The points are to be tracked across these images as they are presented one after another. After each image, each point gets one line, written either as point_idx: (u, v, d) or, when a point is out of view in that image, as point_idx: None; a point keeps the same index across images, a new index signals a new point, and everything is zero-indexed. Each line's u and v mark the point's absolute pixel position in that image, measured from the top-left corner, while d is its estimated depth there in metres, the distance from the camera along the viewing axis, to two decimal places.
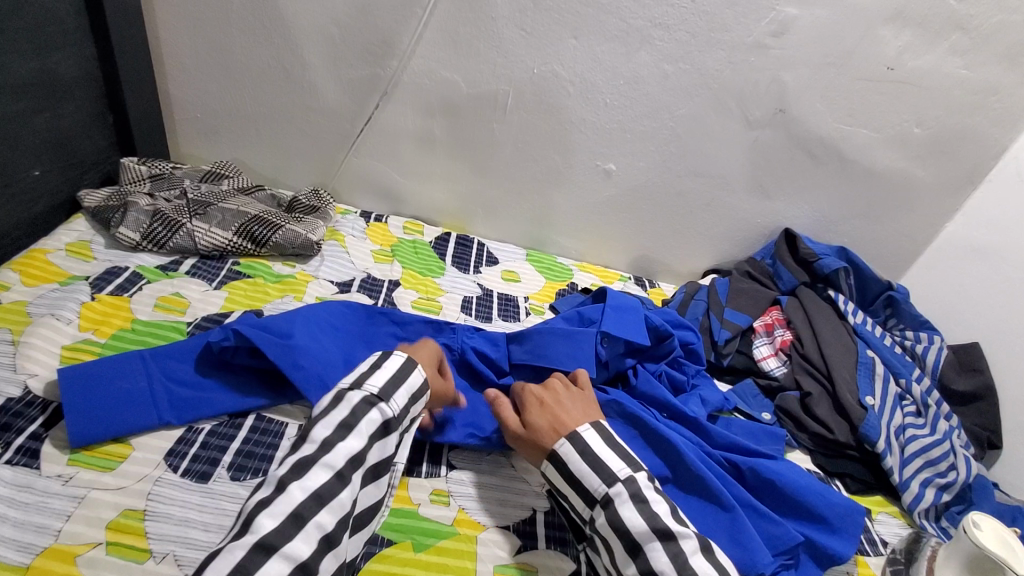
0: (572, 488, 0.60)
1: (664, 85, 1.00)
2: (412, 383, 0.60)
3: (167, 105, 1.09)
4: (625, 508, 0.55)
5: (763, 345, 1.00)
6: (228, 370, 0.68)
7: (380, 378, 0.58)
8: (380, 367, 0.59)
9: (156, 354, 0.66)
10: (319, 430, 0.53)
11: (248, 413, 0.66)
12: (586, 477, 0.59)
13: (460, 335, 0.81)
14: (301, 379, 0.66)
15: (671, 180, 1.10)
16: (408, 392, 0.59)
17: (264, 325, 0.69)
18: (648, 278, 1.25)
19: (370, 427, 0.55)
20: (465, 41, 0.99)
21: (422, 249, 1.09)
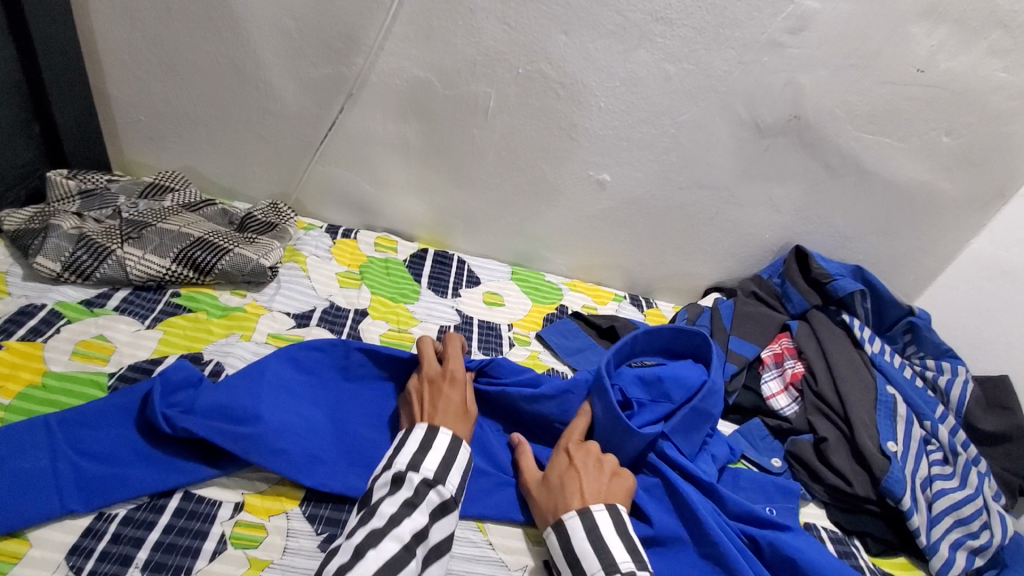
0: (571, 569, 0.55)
1: (665, 88, 0.88)
2: (463, 460, 0.60)
3: (106, 107, 0.97)
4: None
5: (772, 379, 0.90)
6: (153, 435, 0.58)
7: (434, 460, 0.58)
8: (430, 447, 0.59)
9: (64, 419, 0.57)
10: (387, 506, 0.54)
11: (173, 491, 0.56)
12: (586, 557, 0.55)
13: None
14: (286, 466, 0.58)
15: (671, 192, 1.00)
16: (459, 472, 0.59)
17: (217, 408, 0.60)
18: (644, 296, 1.15)
19: (431, 506, 0.55)
20: (441, 36, 0.87)
21: (394, 269, 0.98)
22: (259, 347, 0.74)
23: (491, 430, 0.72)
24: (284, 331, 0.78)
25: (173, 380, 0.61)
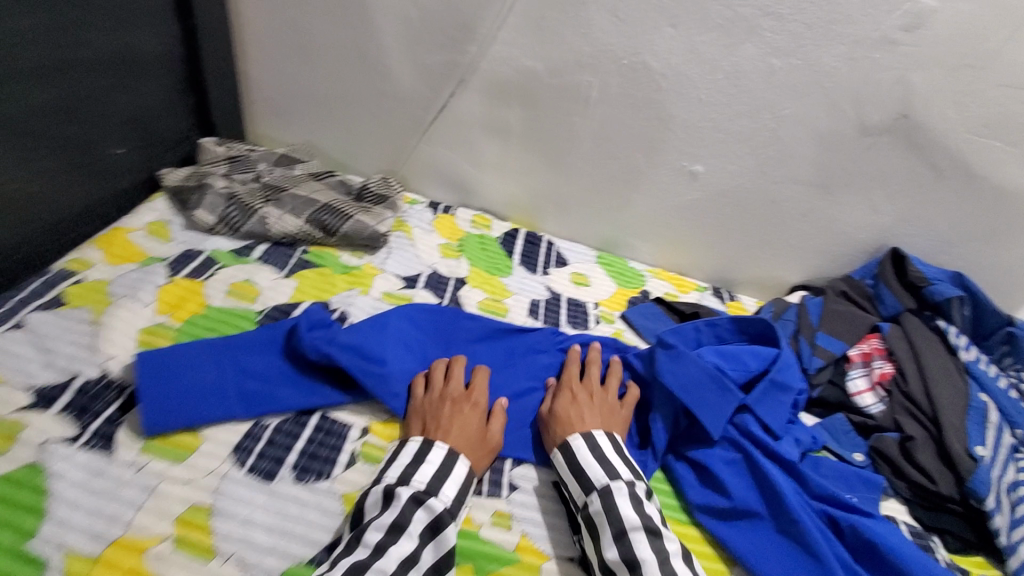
0: (574, 477, 0.61)
1: (768, 82, 0.90)
2: (462, 477, 0.59)
3: (246, 85, 1.09)
4: (621, 498, 0.57)
5: (858, 377, 0.90)
6: (297, 362, 0.67)
7: (426, 473, 0.57)
8: (422, 462, 0.58)
9: (228, 344, 0.66)
10: (372, 534, 0.51)
11: (313, 412, 0.64)
12: (589, 468, 0.61)
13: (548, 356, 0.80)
14: (400, 406, 0.66)
15: (764, 186, 1.01)
16: (455, 485, 0.58)
17: (357, 346, 0.68)
18: (726, 290, 1.16)
19: (420, 525, 0.53)
20: (552, 27, 0.92)
21: (489, 245, 1.04)
22: (376, 303, 0.83)
23: None
24: (395, 291, 0.86)
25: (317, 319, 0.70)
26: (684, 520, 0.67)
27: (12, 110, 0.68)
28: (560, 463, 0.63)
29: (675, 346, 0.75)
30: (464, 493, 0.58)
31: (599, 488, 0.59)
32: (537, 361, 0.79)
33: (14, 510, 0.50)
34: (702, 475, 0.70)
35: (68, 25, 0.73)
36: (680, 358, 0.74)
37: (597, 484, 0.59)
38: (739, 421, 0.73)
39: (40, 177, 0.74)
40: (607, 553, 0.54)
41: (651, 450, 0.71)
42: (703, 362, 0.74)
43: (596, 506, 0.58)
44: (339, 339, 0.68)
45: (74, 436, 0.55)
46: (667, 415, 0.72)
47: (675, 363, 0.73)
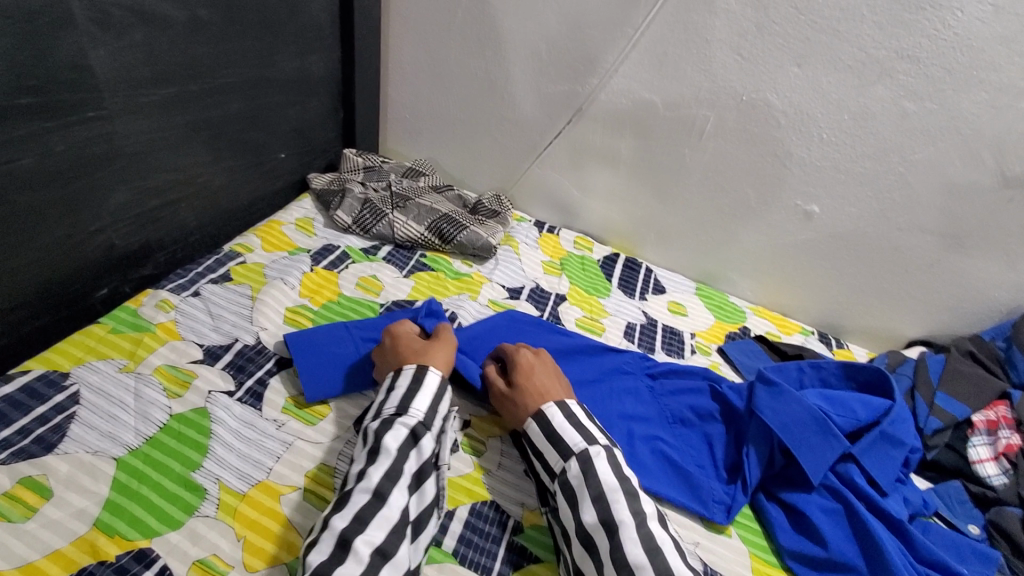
0: (549, 444, 0.59)
1: (899, 125, 0.87)
2: (436, 389, 0.59)
3: (385, 105, 1.22)
4: (599, 462, 0.56)
5: (981, 445, 0.82)
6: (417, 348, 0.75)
7: (393, 399, 0.57)
8: (395, 387, 0.59)
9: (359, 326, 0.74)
10: (354, 466, 0.53)
11: None
12: (564, 432, 0.59)
13: (637, 377, 0.81)
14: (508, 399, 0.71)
15: (885, 232, 0.96)
16: (427, 396, 0.58)
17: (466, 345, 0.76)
18: (834, 337, 1.11)
19: (397, 442, 0.54)
20: (673, 62, 0.96)
21: (590, 266, 1.08)
22: (482, 308, 0.89)
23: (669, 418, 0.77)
24: (501, 300, 0.92)
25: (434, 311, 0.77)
26: (774, 563, 0.66)
27: (212, 117, 0.83)
28: (533, 432, 0.61)
29: (777, 383, 0.73)
30: (438, 404, 0.59)
31: (577, 453, 0.57)
32: (628, 380, 0.80)
33: (184, 442, 0.58)
34: (795, 520, 0.68)
35: (260, 50, 0.88)
36: (781, 397, 0.72)
37: (575, 449, 0.58)
38: (842, 470, 0.70)
39: (223, 173, 0.89)
40: (585, 517, 0.54)
41: (741, 484, 0.69)
42: (807, 403, 0.71)
43: (574, 471, 0.57)
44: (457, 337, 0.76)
45: (232, 390, 0.65)
46: (761, 452, 0.70)
47: (776, 401, 0.72)
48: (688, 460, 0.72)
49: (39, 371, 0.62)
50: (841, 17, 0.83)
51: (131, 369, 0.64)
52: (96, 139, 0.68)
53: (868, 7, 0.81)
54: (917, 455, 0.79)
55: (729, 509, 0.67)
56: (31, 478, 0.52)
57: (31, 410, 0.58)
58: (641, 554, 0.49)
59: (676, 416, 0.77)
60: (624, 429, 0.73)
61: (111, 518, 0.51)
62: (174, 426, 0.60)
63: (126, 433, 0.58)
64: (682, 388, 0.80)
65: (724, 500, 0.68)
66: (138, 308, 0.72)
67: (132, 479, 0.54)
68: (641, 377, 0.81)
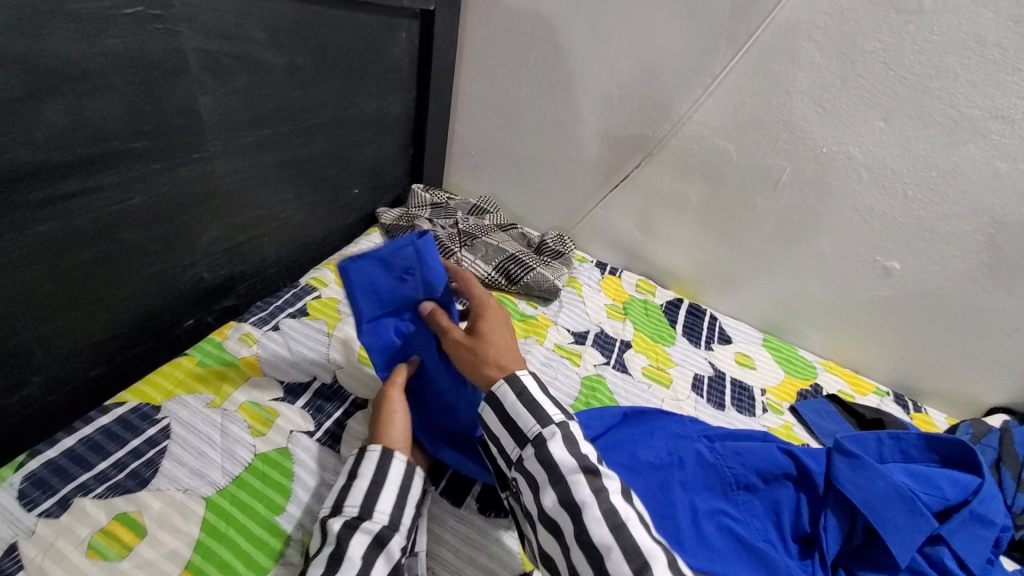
0: (505, 428, 0.57)
1: (992, 185, 0.84)
2: (369, 472, 0.56)
3: (453, 141, 1.24)
4: (555, 445, 0.52)
5: None
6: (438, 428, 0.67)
7: (356, 496, 0.54)
8: (355, 477, 0.56)
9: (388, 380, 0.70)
10: (310, 569, 0.49)
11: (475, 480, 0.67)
12: (519, 414, 0.56)
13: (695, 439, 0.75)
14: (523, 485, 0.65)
15: (970, 293, 0.92)
16: (361, 487, 0.54)
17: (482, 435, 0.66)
18: (910, 398, 1.05)
19: (361, 548, 0.50)
20: (750, 112, 0.95)
21: (653, 312, 1.06)
22: (549, 354, 0.88)
23: (732, 487, 0.70)
24: (566, 344, 0.91)
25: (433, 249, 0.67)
26: None
27: (298, 155, 0.86)
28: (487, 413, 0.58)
29: (858, 456, 0.69)
30: (405, 498, 0.56)
31: (532, 438, 0.54)
32: (688, 446, 0.73)
33: (269, 484, 0.59)
34: None
35: (344, 92, 0.91)
36: (864, 470, 0.67)
37: (529, 434, 0.54)
38: (932, 552, 0.66)
39: (303, 208, 0.92)
40: (545, 500, 0.51)
41: (818, 559, 0.66)
42: (892, 479, 0.67)
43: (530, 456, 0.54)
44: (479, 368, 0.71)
45: (312, 430, 0.66)
46: (842, 522, 0.67)
47: (858, 475, 0.67)
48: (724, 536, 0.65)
49: (132, 402, 0.64)
50: (934, 74, 0.81)
51: (216, 405, 0.65)
52: (196, 178, 0.71)
53: (965, 66, 0.79)
54: (1007, 534, 0.73)
55: None
56: (126, 515, 0.53)
57: (126, 443, 0.60)
58: (606, 532, 0.46)
59: (740, 482, 0.70)
60: (686, 501, 0.67)
61: (202, 561, 0.52)
62: (258, 466, 0.60)
63: (214, 471, 0.59)
64: (747, 448, 0.72)
65: None
66: (223, 341, 0.74)
67: (220, 520, 0.55)
68: (698, 439, 0.75)
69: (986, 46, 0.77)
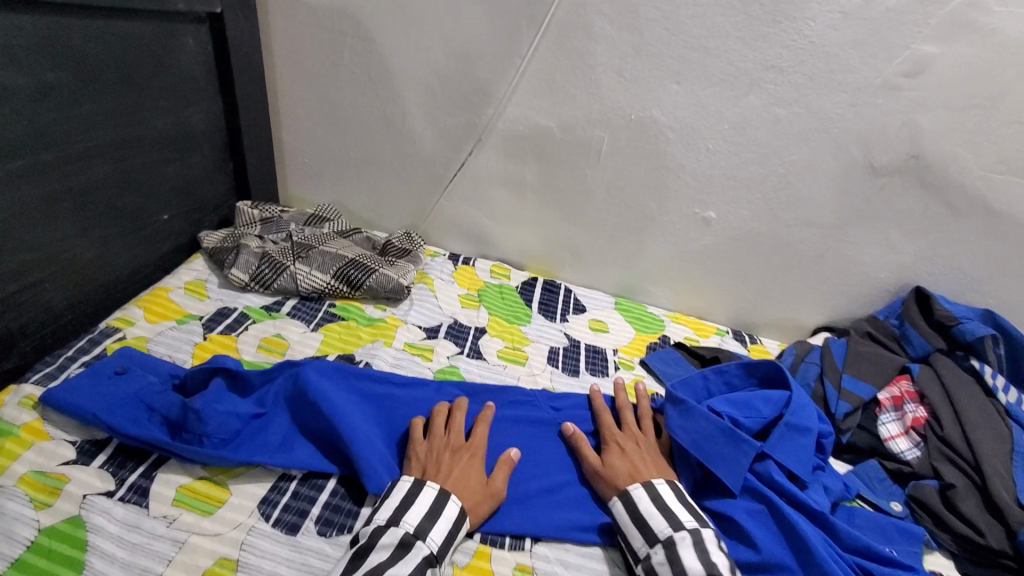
0: (636, 531, 0.61)
1: (774, 130, 0.93)
2: (453, 521, 0.58)
3: (281, 151, 1.17)
4: (685, 550, 0.56)
5: (890, 421, 0.86)
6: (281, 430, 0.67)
7: (440, 533, 0.57)
8: (439, 515, 0.58)
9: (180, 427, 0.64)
10: None
11: (329, 476, 0.65)
12: (653, 518, 0.60)
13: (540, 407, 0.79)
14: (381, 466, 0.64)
15: (777, 230, 1.02)
16: (446, 528, 0.57)
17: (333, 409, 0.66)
18: (748, 332, 1.15)
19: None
20: (562, 88, 0.98)
21: (508, 294, 1.07)
22: (398, 354, 0.85)
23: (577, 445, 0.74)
24: (418, 341, 0.89)
25: (137, 353, 0.71)
26: None
27: (74, 185, 0.76)
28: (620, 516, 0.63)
29: (683, 402, 0.73)
30: (453, 534, 0.58)
31: (663, 540, 0.58)
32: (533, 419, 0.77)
33: (53, 560, 0.52)
34: (724, 529, 0.66)
35: (125, 108, 0.82)
36: (689, 413, 0.72)
37: (662, 536, 0.59)
38: (761, 469, 0.70)
39: (95, 243, 0.81)
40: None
41: None
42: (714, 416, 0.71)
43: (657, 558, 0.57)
44: (301, 370, 0.70)
45: (111, 490, 0.58)
46: (688, 471, 0.71)
47: (685, 419, 0.72)
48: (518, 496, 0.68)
49: None
50: (709, 35, 0.88)
51: None
52: None
53: (731, 24, 0.87)
54: (830, 439, 0.78)
55: None
56: None
57: None
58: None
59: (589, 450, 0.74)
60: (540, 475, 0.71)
61: None
62: (43, 542, 0.53)
63: None
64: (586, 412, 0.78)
65: None
66: None
67: None
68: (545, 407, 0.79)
69: (747, 4, 0.85)
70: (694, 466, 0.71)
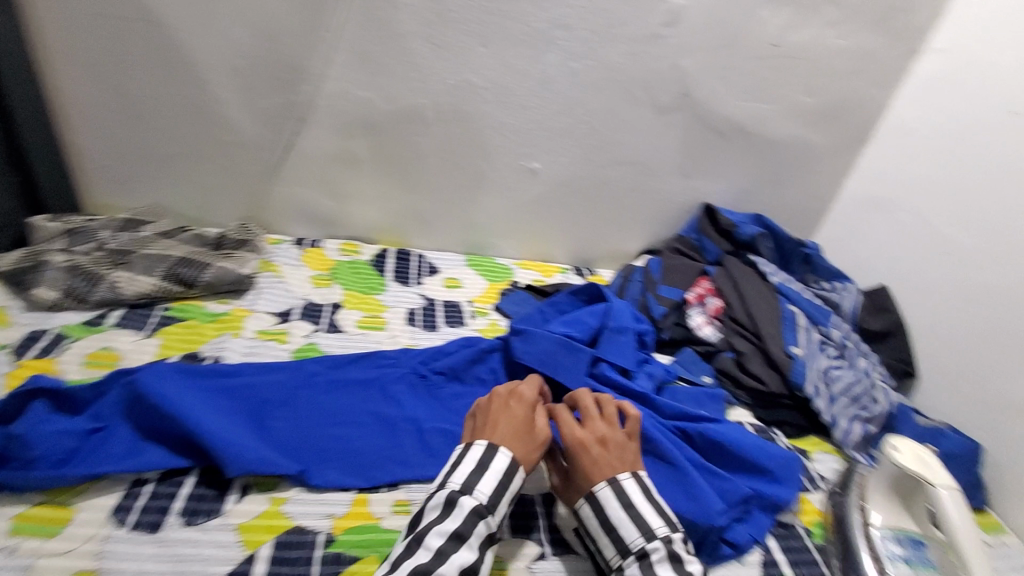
0: (608, 533, 0.60)
1: (573, 82, 1.05)
2: (505, 472, 0.60)
3: (73, 155, 1.05)
4: (662, 568, 0.56)
5: (697, 313, 1.04)
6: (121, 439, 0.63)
7: (488, 485, 0.59)
8: (487, 469, 0.60)
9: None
10: (434, 539, 0.55)
11: (188, 471, 0.64)
12: (622, 525, 0.59)
13: (406, 363, 0.82)
14: (239, 450, 0.63)
15: (593, 172, 1.15)
16: (493, 480, 0.59)
17: (179, 408, 0.64)
18: (586, 267, 1.30)
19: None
20: (377, 59, 1.00)
21: (361, 268, 1.09)
22: (250, 342, 0.84)
23: (442, 390, 0.80)
24: (269, 326, 0.88)
25: None
26: None
27: None
28: (590, 522, 0.61)
29: (525, 330, 0.81)
30: (506, 484, 0.60)
31: (636, 553, 0.57)
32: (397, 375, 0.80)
33: None
34: None
35: None
36: (531, 338, 0.80)
37: (635, 547, 0.57)
38: (598, 372, 0.82)
39: None
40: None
41: None
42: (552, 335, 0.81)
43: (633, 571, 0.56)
44: (137, 379, 0.66)
45: None
46: None
47: (529, 344, 0.80)
48: (387, 446, 0.70)
49: None
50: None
51: None
52: None
53: None
54: (651, 335, 0.94)
55: None
56: None
57: None
58: None
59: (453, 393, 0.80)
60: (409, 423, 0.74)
61: None
62: None
63: None
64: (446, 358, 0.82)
65: None
66: None
67: None
68: (411, 364, 0.82)
69: None
70: (539, 381, 0.79)
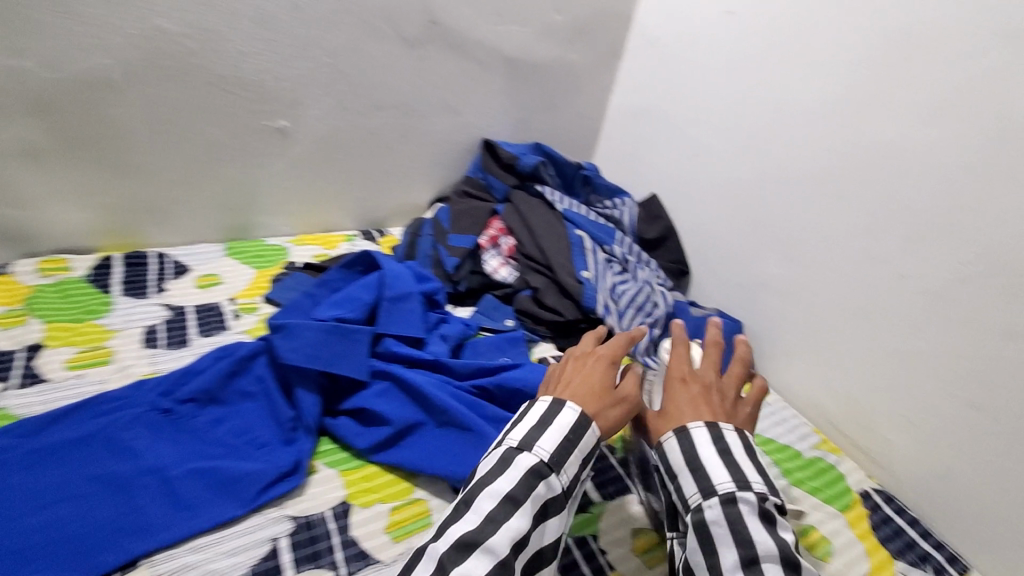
0: (694, 475, 0.54)
1: (299, 18, 0.88)
2: (569, 429, 0.55)
3: None
4: (749, 518, 0.50)
5: (492, 258, 1.01)
6: None
7: (551, 441, 0.53)
8: (549, 425, 0.55)
9: None
10: (486, 501, 0.50)
11: None
12: (713, 467, 0.54)
13: (141, 399, 0.66)
14: None
15: (355, 122, 1.02)
16: (559, 435, 0.54)
17: None
18: (376, 228, 1.18)
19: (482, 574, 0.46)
20: (10, 8, 0.71)
21: (72, 289, 0.84)
22: None
23: (198, 420, 0.66)
24: None
25: None
26: (361, 464, 0.67)
27: None
28: (675, 457, 0.56)
29: (284, 324, 0.70)
30: (569, 442, 0.54)
31: (722, 495, 0.52)
32: (131, 417, 0.63)
33: None
34: (362, 418, 0.69)
35: None
36: (292, 332, 0.69)
37: (720, 489, 0.52)
38: (382, 350, 0.75)
39: None
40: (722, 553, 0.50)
41: (302, 429, 0.66)
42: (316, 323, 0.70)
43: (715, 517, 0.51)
44: None
45: None
46: (310, 385, 0.69)
47: (291, 340, 0.68)
48: (118, 513, 0.56)
49: None
50: None
51: None
52: None
53: None
54: (441, 293, 0.88)
55: (297, 465, 0.63)
56: None
57: None
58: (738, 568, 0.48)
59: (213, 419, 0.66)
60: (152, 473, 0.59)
61: None
62: None
63: None
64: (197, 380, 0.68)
65: (290, 461, 0.63)
66: None
67: None
68: (149, 398, 0.66)
69: None
70: (312, 378, 0.69)
